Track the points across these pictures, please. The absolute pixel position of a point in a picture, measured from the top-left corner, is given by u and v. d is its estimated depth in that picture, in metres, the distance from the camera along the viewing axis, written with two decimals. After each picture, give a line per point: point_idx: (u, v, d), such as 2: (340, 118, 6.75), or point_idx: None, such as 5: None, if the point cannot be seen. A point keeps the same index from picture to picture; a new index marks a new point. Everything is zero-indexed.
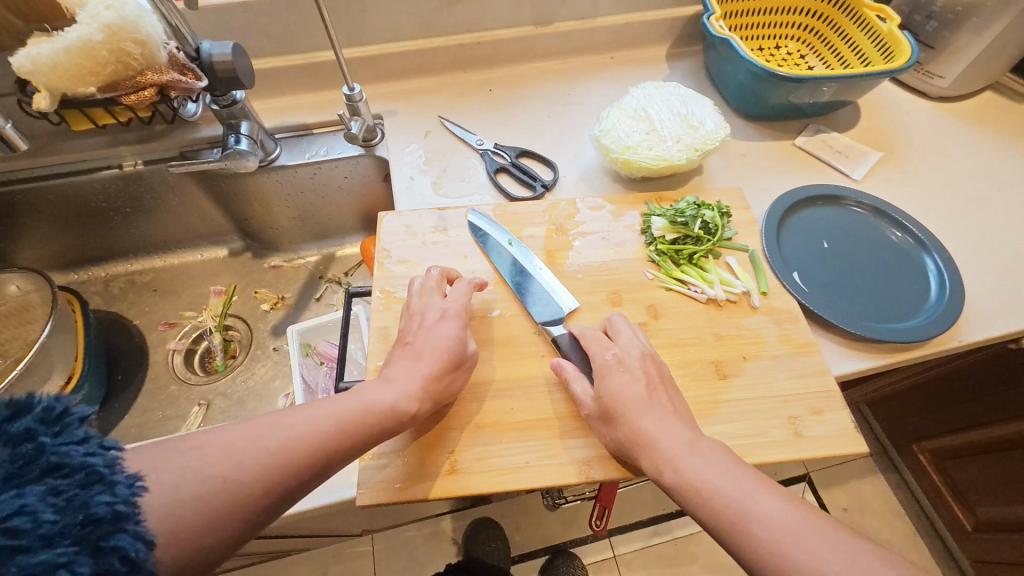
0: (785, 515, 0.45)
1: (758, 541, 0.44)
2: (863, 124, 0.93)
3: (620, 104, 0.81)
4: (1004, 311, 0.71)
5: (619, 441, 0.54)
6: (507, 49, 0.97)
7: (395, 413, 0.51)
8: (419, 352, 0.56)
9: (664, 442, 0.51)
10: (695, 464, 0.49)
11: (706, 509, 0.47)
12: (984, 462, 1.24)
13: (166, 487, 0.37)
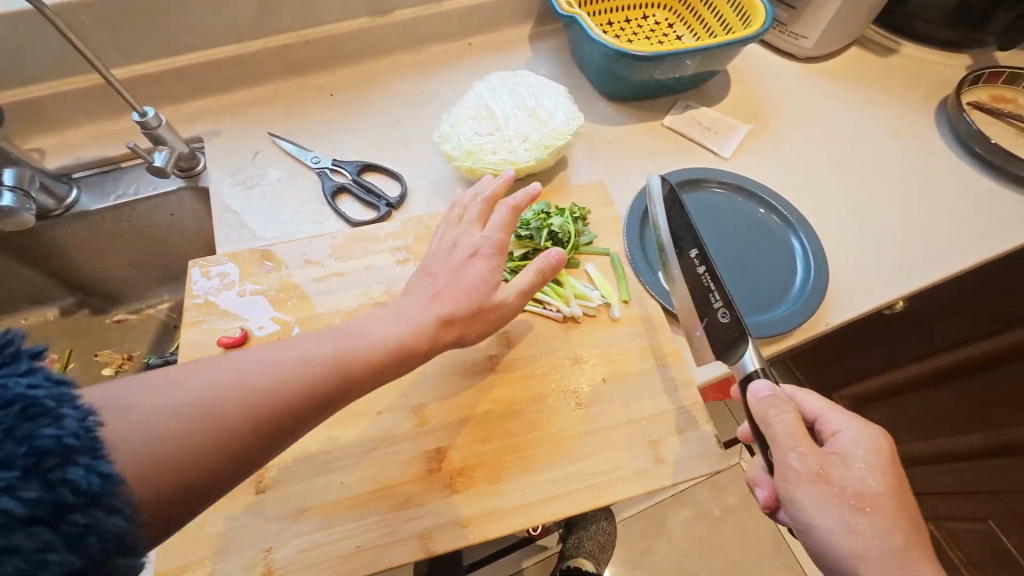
0: None
1: None
2: (733, 95, 0.88)
3: (464, 100, 0.73)
4: (866, 285, 0.70)
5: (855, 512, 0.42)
6: (345, 46, 0.85)
7: (336, 366, 0.43)
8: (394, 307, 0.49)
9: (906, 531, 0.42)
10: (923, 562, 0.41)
11: None
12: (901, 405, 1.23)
13: (124, 430, 0.34)
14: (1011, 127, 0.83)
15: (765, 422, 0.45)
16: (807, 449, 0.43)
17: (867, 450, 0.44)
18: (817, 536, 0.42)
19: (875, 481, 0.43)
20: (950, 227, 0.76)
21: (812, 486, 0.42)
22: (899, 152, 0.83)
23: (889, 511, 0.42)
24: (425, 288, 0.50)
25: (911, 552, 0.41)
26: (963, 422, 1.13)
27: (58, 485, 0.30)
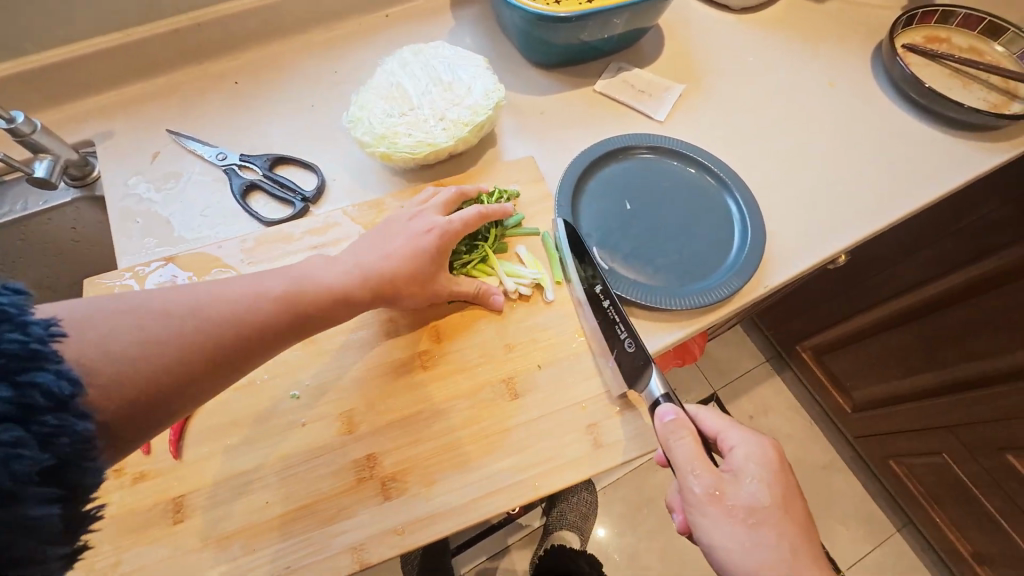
0: None
1: None
2: (667, 54, 0.84)
3: (375, 79, 0.67)
4: (803, 244, 0.69)
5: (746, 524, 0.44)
6: (245, 26, 0.78)
7: (286, 305, 0.46)
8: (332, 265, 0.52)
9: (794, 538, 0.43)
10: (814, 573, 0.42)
11: None
12: (859, 350, 1.26)
13: (92, 342, 0.36)
14: (945, 68, 0.82)
15: (667, 444, 0.47)
16: (702, 469, 0.45)
17: (760, 464, 0.46)
18: (717, 554, 0.43)
19: (765, 495, 0.44)
20: (887, 176, 0.75)
21: (709, 505, 0.44)
22: (836, 103, 0.81)
23: (781, 522, 0.43)
24: (378, 242, 0.54)
25: (802, 560, 0.42)
26: (914, 364, 1.15)
27: (25, 388, 0.31)
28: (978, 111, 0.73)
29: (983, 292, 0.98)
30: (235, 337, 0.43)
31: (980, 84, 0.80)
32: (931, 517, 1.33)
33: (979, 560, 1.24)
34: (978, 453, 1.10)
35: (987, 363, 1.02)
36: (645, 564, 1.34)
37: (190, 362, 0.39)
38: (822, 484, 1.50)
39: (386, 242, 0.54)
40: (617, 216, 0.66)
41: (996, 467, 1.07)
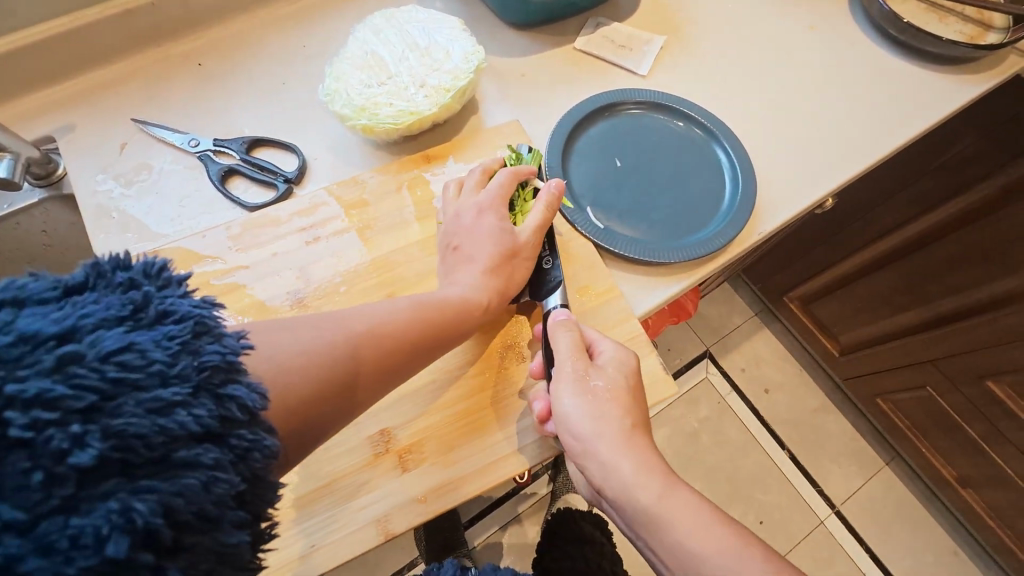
0: (645, 491, 0.44)
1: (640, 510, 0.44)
2: (645, 6, 0.82)
3: (348, 48, 0.64)
4: (791, 190, 0.70)
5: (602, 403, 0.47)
6: (203, 3, 0.74)
7: (426, 316, 0.48)
8: (454, 281, 0.53)
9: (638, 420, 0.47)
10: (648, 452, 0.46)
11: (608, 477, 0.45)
12: (846, 295, 1.30)
13: (264, 359, 0.37)
14: (921, 3, 0.82)
15: (550, 337, 0.50)
16: (574, 355, 0.48)
17: (622, 360, 0.49)
18: (568, 422, 0.46)
19: (618, 381, 0.48)
20: (870, 117, 0.75)
21: (572, 385, 0.47)
22: (817, 45, 0.80)
23: (628, 405, 0.47)
24: (471, 246, 0.55)
25: (637, 434, 0.46)
26: (899, 303, 1.19)
27: (224, 401, 0.31)
28: (956, 43, 0.74)
29: (964, 227, 1.02)
30: (376, 361, 0.43)
31: (956, 17, 0.80)
32: (918, 448, 1.39)
33: (963, 483, 1.32)
34: (961, 383, 1.15)
35: (968, 296, 1.06)
36: None
37: (344, 380, 0.40)
38: (815, 427, 1.56)
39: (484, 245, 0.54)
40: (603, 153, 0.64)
41: (978, 393, 1.13)
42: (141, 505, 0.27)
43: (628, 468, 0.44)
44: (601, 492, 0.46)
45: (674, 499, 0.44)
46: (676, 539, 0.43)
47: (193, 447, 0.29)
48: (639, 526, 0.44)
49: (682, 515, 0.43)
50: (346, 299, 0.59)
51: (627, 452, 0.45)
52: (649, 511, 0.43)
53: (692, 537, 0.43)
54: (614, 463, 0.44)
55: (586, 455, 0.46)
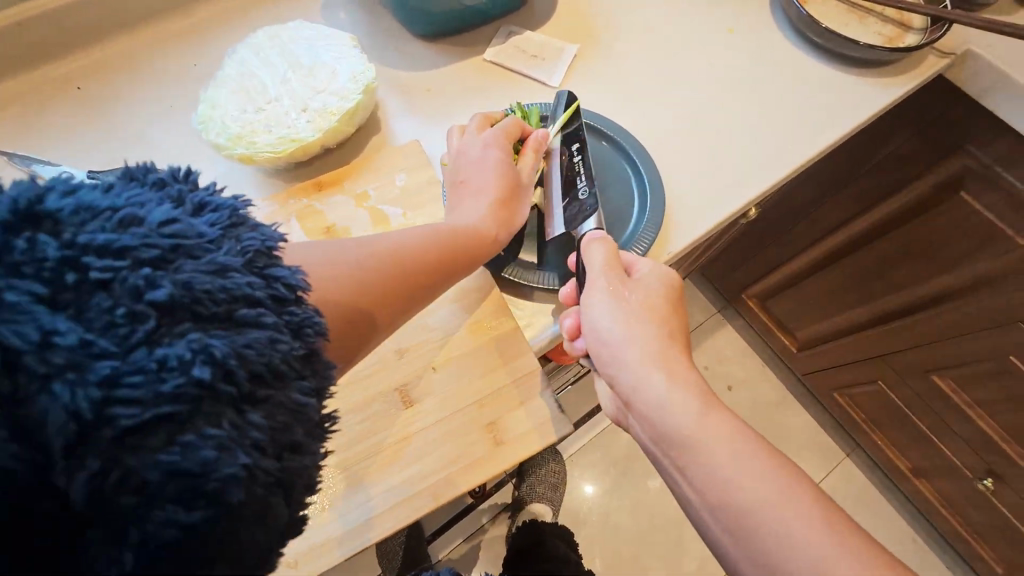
0: (676, 408, 0.44)
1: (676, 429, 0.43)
2: (560, 12, 0.79)
3: (226, 72, 0.62)
4: (707, 204, 0.67)
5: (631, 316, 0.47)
6: (81, 21, 0.69)
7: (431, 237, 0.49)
8: (457, 211, 0.55)
9: (669, 334, 0.47)
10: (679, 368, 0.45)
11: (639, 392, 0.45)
12: (796, 293, 1.28)
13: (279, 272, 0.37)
14: (841, 4, 0.80)
15: (584, 252, 0.51)
16: (609, 269, 0.50)
17: (663, 275, 0.51)
18: (602, 334, 0.47)
19: (654, 296, 0.49)
20: (789, 124, 0.73)
21: (604, 294, 0.48)
22: (736, 49, 0.78)
23: (668, 319, 0.48)
24: (475, 177, 0.57)
25: (676, 349, 0.46)
26: (847, 301, 1.18)
27: (272, 280, 0.31)
28: (871, 47, 0.72)
29: (902, 225, 0.99)
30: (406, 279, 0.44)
31: (875, 18, 0.79)
32: (873, 441, 1.40)
33: (916, 473, 1.33)
34: (908, 377, 1.15)
35: (910, 292, 1.05)
36: (616, 521, 1.39)
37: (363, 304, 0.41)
38: (776, 423, 1.56)
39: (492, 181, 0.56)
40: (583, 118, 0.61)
41: (924, 388, 1.13)
42: (218, 346, 0.27)
43: (661, 382, 0.44)
44: (630, 405, 0.47)
45: (710, 423, 0.43)
46: (703, 454, 0.42)
47: (255, 315, 0.29)
48: (664, 444, 0.44)
49: (727, 443, 0.42)
50: None
51: (661, 366, 0.45)
52: (687, 422, 0.43)
53: (722, 453, 0.42)
54: (645, 376, 0.45)
55: (617, 365, 0.47)
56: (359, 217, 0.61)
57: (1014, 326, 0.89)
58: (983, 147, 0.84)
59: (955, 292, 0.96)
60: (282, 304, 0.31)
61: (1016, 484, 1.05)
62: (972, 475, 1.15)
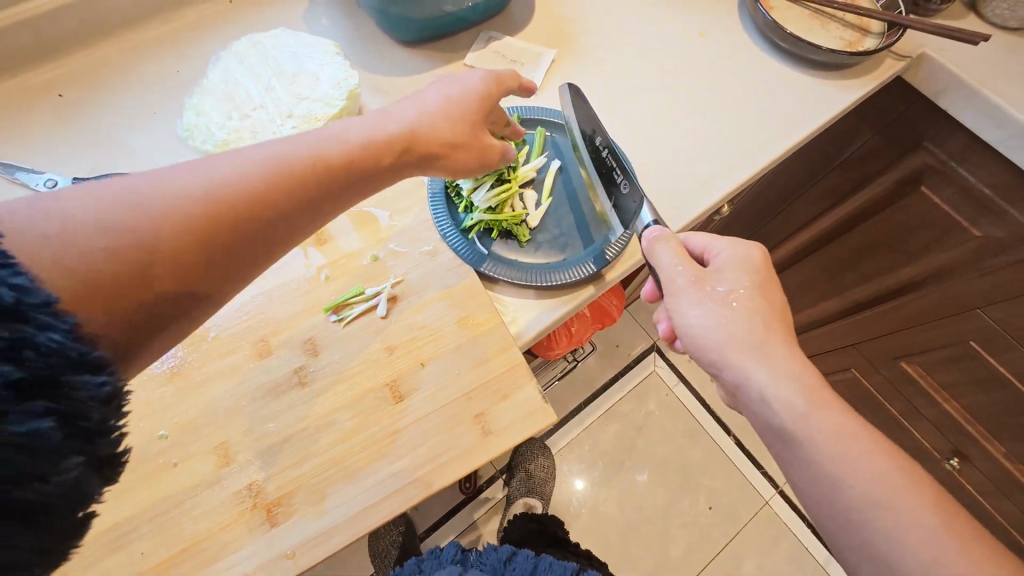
0: (794, 415, 0.46)
1: (808, 437, 0.46)
2: (537, 19, 0.82)
3: (212, 79, 0.64)
4: (681, 203, 0.71)
5: (724, 319, 0.50)
6: (58, 30, 0.69)
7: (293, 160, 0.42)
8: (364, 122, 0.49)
9: (770, 335, 0.49)
10: (781, 367, 0.48)
11: (758, 404, 0.48)
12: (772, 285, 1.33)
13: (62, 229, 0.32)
14: (805, 10, 0.84)
15: (651, 254, 0.54)
16: (683, 265, 0.52)
17: (744, 261, 0.52)
18: (693, 334, 0.51)
19: (742, 292, 0.51)
20: (758, 125, 0.76)
21: (691, 298, 0.51)
22: (707, 53, 0.81)
23: (757, 309, 0.50)
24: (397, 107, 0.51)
25: (769, 339, 0.49)
26: (821, 292, 1.23)
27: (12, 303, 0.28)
28: (834, 51, 0.76)
29: (867, 218, 1.03)
30: (260, 205, 0.39)
31: (837, 23, 0.83)
32: None
33: None
34: (879, 364, 1.20)
35: (881, 282, 1.09)
36: (605, 514, 1.42)
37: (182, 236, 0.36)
38: None
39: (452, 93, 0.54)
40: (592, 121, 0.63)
41: (895, 374, 1.18)
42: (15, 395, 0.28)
43: (762, 377, 0.47)
44: (735, 398, 0.51)
45: (813, 415, 0.46)
46: (812, 454, 0.45)
47: (35, 329, 0.29)
48: (772, 435, 0.48)
49: (850, 443, 0.45)
50: (210, 347, 0.54)
51: (761, 360, 0.48)
52: (794, 415, 0.46)
53: (829, 441, 0.45)
54: (745, 373, 0.48)
55: (714, 362, 0.50)
56: (351, 215, 0.61)
57: (972, 313, 0.94)
58: (941, 144, 0.89)
59: (920, 281, 1.01)
60: (57, 312, 0.30)
61: (982, 462, 1.12)
62: (940, 455, 1.22)
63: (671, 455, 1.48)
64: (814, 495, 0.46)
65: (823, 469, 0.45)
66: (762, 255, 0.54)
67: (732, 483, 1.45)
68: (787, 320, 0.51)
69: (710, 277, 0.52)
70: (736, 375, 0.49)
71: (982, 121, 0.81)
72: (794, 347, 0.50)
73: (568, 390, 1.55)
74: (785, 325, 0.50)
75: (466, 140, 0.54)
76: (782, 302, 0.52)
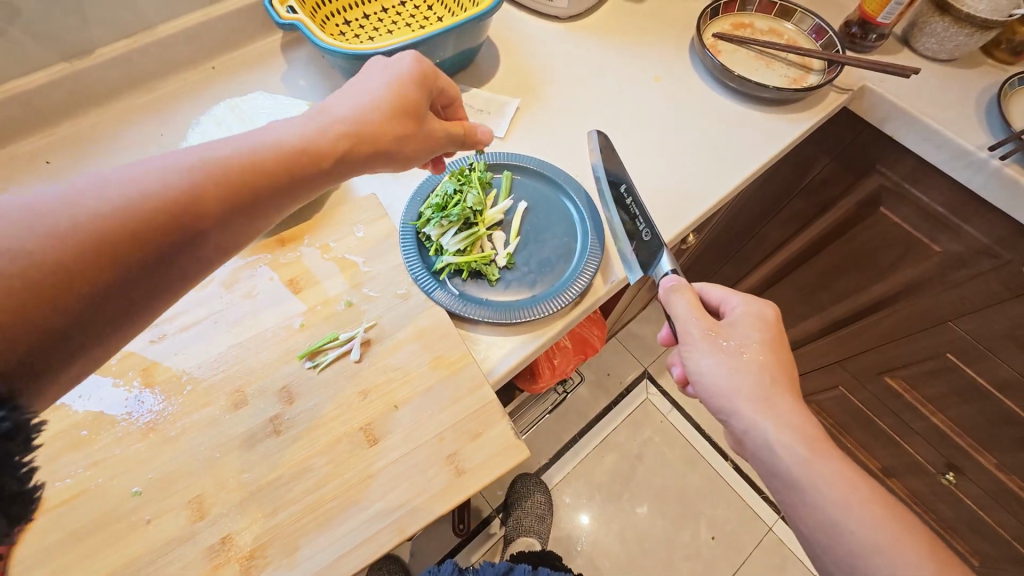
0: (800, 462, 0.48)
1: (812, 481, 0.47)
2: (502, 72, 0.88)
3: (192, 142, 0.67)
4: None
5: (737, 369, 0.51)
6: (47, 103, 0.73)
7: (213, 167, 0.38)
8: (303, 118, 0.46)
9: (778, 385, 0.51)
10: (785, 415, 0.49)
11: (764, 450, 0.49)
12: None
13: None
14: (751, 52, 0.90)
15: (668, 303, 0.57)
16: (697, 317, 0.55)
17: (758, 318, 0.54)
18: (705, 381, 0.52)
19: (756, 343, 0.53)
20: (714, 159, 0.81)
21: (705, 345, 0.53)
22: (661, 96, 0.87)
23: (768, 362, 0.52)
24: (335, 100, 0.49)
25: (777, 392, 0.50)
26: (800, 311, 1.25)
27: None
28: (779, 89, 0.82)
29: (834, 240, 1.06)
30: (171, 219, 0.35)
31: (782, 63, 0.89)
32: (845, 444, 1.44)
33: (888, 473, 1.37)
34: (865, 381, 1.21)
35: (854, 300, 1.11)
36: (604, 549, 1.38)
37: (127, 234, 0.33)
38: None
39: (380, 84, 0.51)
40: (622, 174, 0.71)
41: (880, 389, 1.19)
42: None
43: (768, 426, 0.49)
44: (741, 444, 0.52)
45: (817, 461, 0.48)
46: (817, 498, 0.47)
47: None
48: (777, 479, 0.49)
49: (833, 477, 0.47)
50: (187, 400, 0.56)
51: (768, 411, 0.50)
52: (799, 461, 0.48)
53: (831, 486, 0.47)
54: (751, 421, 0.50)
55: (723, 409, 0.52)
56: (324, 266, 0.64)
57: (945, 326, 0.97)
58: (892, 166, 0.93)
59: (891, 297, 1.04)
60: None
61: (977, 476, 1.12)
62: (935, 471, 1.21)
63: (669, 483, 1.46)
64: (816, 538, 0.48)
65: (823, 511, 0.47)
66: (775, 312, 0.56)
67: (731, 509, 1.43)
68: (794, 377, 0.53)
69: (726, 327, 0.54)
70: (744, 422, 0.50)
71: (925, 144, 0.86)
72: (798, 397, 0.52)
73: (560, 422, 1.54)
74: (791, 378, 0.52)
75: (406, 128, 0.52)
76: (789, 359, 0.54)
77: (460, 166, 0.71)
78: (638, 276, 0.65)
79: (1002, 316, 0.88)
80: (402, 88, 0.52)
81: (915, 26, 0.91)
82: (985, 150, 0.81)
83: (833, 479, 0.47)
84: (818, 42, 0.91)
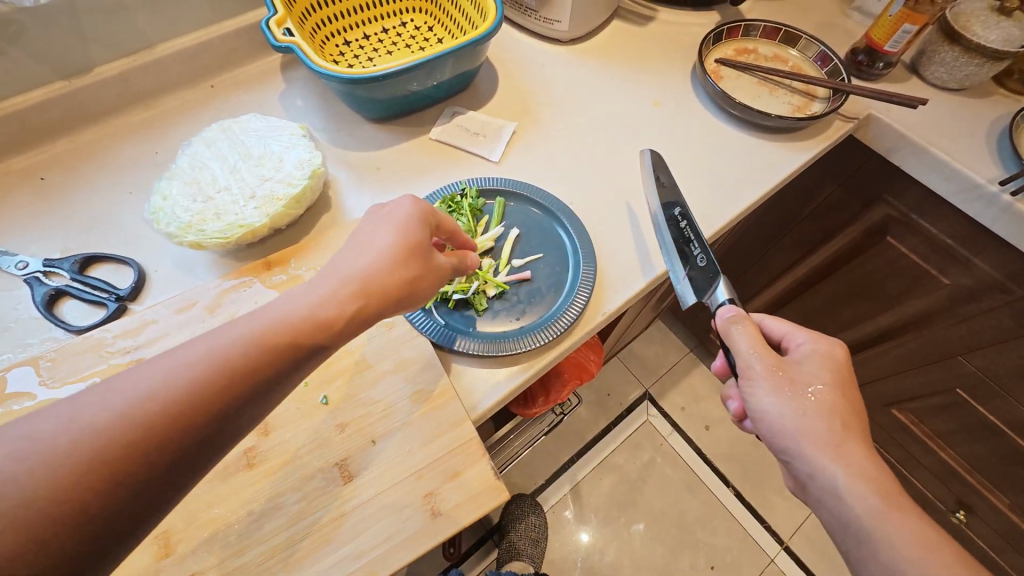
0: (874, 515, 0.45)
1: (885, 534, 0.45)
2: (500, 94, 0.87)
3: (181, 164, 0.67)
4: (642, 261, 0.70)
5: (807, 410, 0.49)
6: (43, 118, 0.73)
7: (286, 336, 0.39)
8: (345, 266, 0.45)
9: (850, 430, 0.48)
10: (857, 464, 0.47)
11: (831, 498, 0.47)
12: None
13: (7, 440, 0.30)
14: (754, 78, 0.89)
15: (726, 335, 0.55)
16: (760, 353, 0.52)
17: (826, 359, 0.52)
18: (766, 420, 0.50)
19: (825, 384, 0.50)
20: (713, 187, 0.79)
21: (770, 381, 0.51)
22: (662, 121, 0.86)
23: (838, 406, 0.49)
24: (355, 248, 0.46)
25: (848, 439, 0.48)
26: None
27: None
28: (781, 117, 0.80)
29: (838, 269, 1.03)
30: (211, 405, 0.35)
31: (785, 90, 0.88)
32: None
33: None
34: (871, 412, 1.18)
35: (859, 329, 1.08)
36: None
37: (176, 417, 0.34)
38: (759, 461, 1.49)
39: (389, 229, 0.47)
40: (682, 204, 0.71)
41: (888, 422, 1.15)
42: None
43: (838, 472, 0.47)
44: (803, 488, 0.50)
45: (892, 515, 0.45)
46: (890, 553, 0.44)
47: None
48: (844, 531, 0.47)
49: (905, 531, 0.45)
50: None
51: (839, 457, 0.47)
52: (872, 512, 0.45)
53: (905, 542, 0.44)
54: (820, 466, 0.47)
55: (786, 450, 0.49)
56: None
57: (955, 360, 0.94)
58: (899, 197, 0.89)
59: (898, 329, 1.00)
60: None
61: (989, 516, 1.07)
62: (946, 508, 1.17)
63: (668, 510, 1.42)
64: None
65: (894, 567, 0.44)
66: (844, 353, 0.54)
67: (732, 539, 1.39)
68: (866, 424, 0.50)
69: (792, 365, 0.52)
70: (812, 466, 0.48)
71: (932, 176, 0.83)
72: (871, 444, 0.49)
73: (557, 443, 1.51)
74: (865, 425, 0.50)
75: (429, 265, 0.48)
76: (860, 404, 0.51)
77: (452, 193, 0.70)
78: (689, 302, 0.64)
79: (1015, 354, 0.85)
80: (409, 228, 0.48)
81: (924, 54, 0.89)
82: (996, 184, 0.78)
83: (899, 532, 0.44)
84: (823, 69, 0.89)
